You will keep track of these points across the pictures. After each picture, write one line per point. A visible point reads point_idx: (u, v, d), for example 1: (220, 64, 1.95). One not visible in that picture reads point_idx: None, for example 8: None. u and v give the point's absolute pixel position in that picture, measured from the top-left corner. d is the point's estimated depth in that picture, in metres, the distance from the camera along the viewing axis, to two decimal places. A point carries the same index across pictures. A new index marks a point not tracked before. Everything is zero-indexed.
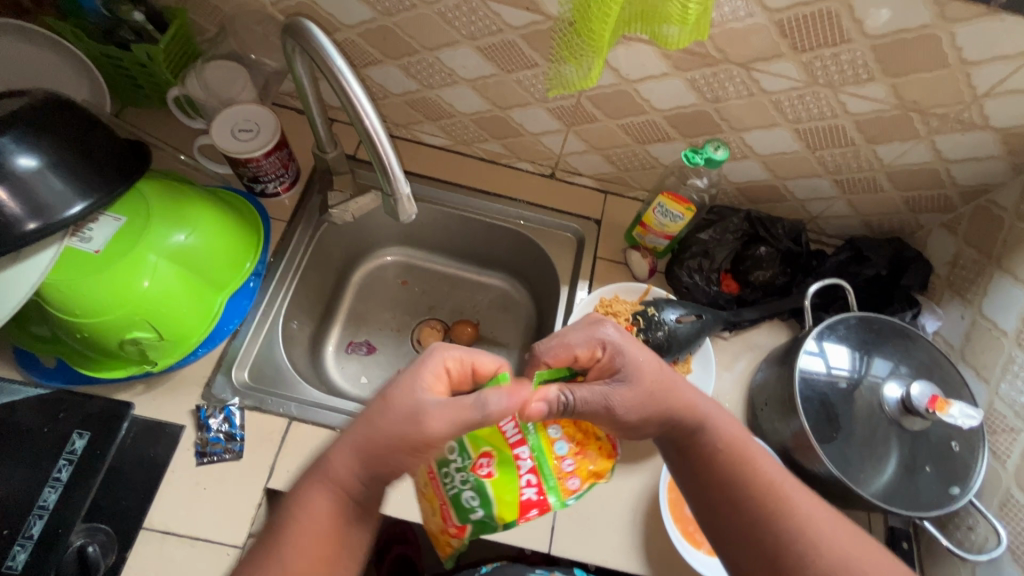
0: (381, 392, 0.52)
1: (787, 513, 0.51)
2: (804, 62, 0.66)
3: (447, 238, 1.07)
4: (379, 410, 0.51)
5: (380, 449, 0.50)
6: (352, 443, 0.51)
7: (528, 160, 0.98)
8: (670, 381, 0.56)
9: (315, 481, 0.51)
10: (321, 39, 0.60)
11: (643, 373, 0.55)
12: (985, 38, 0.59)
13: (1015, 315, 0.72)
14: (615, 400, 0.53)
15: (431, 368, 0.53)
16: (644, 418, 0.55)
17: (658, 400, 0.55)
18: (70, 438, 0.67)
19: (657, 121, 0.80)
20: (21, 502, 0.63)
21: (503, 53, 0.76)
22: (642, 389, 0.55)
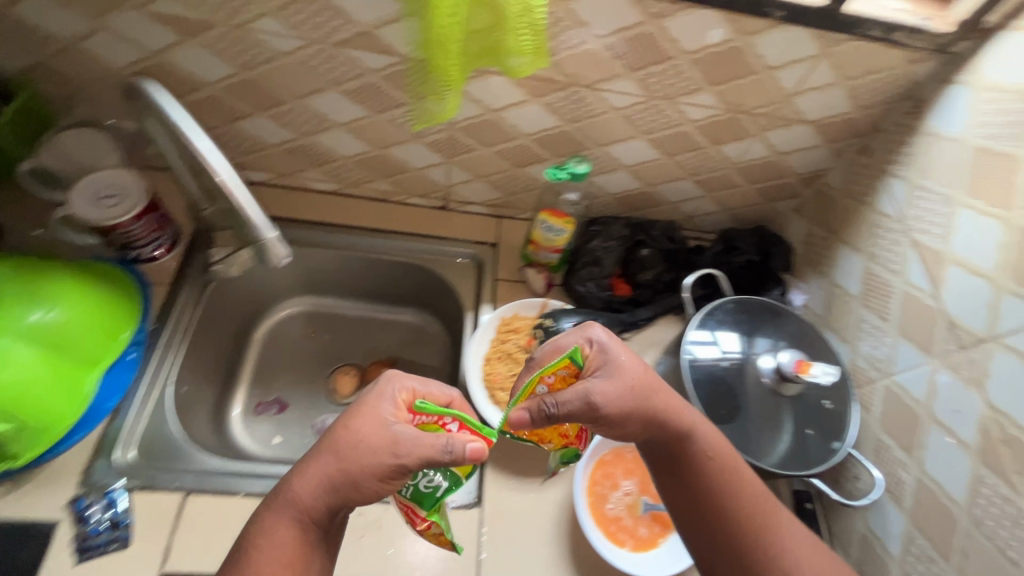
0: (347, 423, 0.53)
1: (770, 527, 0.57)
2: (640, 78, 0.73)
3: (351, 281, 1.06)
4: (352, 444, 0.52)
5: (358, 484, 0.51)
6: (323, 479, 0.52)
7: (419, 195, 1.00)
8: (654, 382, 0.58)
9: (265, 527, 0.52)
10: (161, 99, 0.58)
11: (627, 394, 0.56)
12: (781, 46, 0.68)
13: (856, 280, 0.82)
14: (595, 393, 0.55)
15: (390, 398, 0.55)
16: (625, 413, 0.56)
17: (637, 398, 0.57)
18: None
19: (527, 144, 0.85)
20: None
21: (369, 95, 0.78)
22: (620, 396, 0.56)
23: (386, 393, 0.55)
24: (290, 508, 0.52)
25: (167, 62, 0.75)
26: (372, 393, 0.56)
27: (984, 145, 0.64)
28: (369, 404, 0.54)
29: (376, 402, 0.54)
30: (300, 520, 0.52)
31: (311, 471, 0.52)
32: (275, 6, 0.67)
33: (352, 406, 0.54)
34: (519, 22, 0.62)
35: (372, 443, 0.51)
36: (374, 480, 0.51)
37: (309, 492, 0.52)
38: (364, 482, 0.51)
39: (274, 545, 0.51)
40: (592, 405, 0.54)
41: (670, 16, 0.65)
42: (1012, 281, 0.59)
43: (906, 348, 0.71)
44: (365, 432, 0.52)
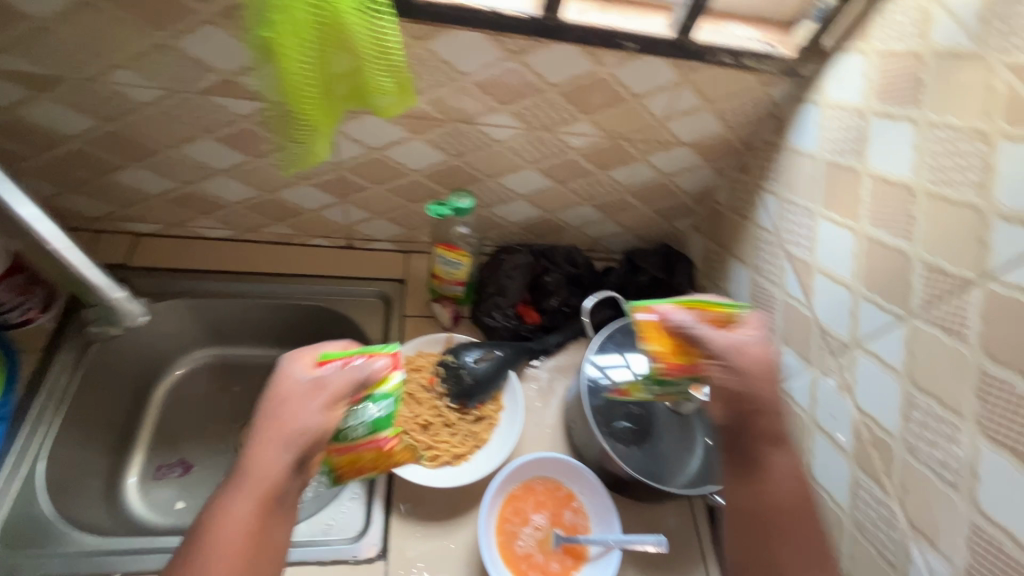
0: (270, 396, 0.57)
1: (806, 547, 0.54)
2: (515, 112, 0.74)
3: (258, 329, 1.01)
4: (278, 409, 0.56)
5: (304, 433, 0.55)
6: (275, 441, 0.54)
7: (321, 236, 0.98)
8: (772, 366, 0.57)
9: (229, 506, 0.52)
10: None
11: (760, 375, 0.56)
12: (642, 75, 0.70)
13: (745, 292, 0.84)
14: (726, 357, 0.57)
15: (295, 362, 0.60)
16: (738, 394, 0.56)
17: (761, 377, 0.56)
18: None
19: (419, 180, 0.85)
20: None
21: (245, 140, 0.76)
22: (762, 367, 0.57)
23: (286, 364, 0.60)
24: (251, 480, 0.53)
25: (21, 117, 0.72)
26: (278, 366, 0.60)
27: (833, 160, 0.67)
28: (281, 374, 0.59)
29: (286, 373, 0.59)
30: (259, 492, 0.52)
31: (263, 441, 0.54)
32: (128, 58, 0.65)
33: (270, 386, 0.58)
34: (376, 63, 0.61)
35: (294, 402, 0.56)
36: (320, 424, 0.56)
37: (263, 463, 0.53)
38: (306, 431, 0.55)
39: (230, 524, 0.51)
40: (729, 362, 0.56)
41: (529, 53, 0.66)
42: (865, 287, 0.61)
43: (789, 357, 0.73)
44: (292, 395, 0.57)
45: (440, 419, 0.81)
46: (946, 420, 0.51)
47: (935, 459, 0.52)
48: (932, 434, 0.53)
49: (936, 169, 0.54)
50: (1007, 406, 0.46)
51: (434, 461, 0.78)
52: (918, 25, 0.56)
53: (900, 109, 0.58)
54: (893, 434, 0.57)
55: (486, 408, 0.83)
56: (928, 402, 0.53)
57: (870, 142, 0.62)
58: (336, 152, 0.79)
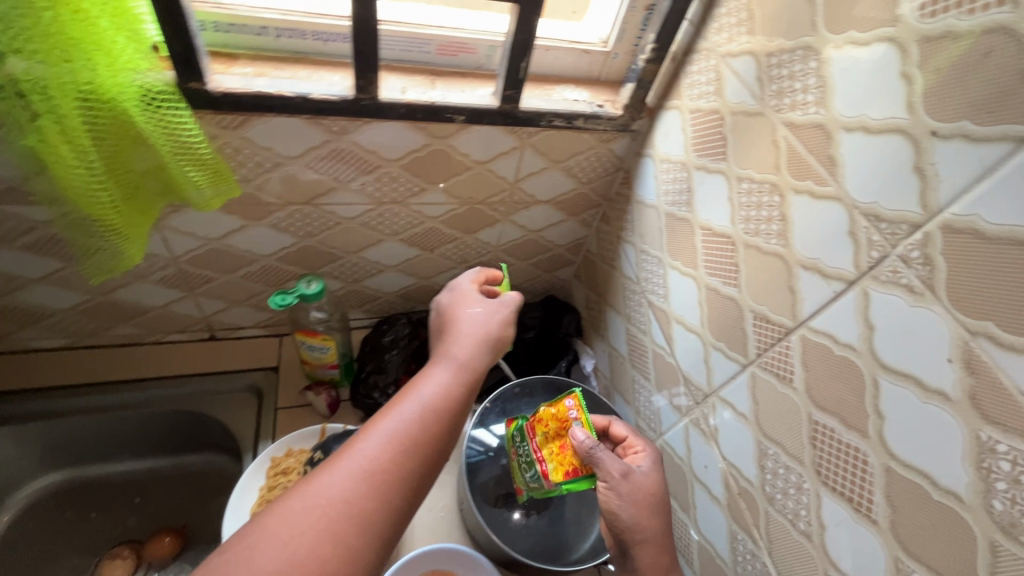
0: (451, 308, 0.60)
1: None
2: (358, 189, 0.72)
3: (111, 441, 0.89)
4: (465, 315, 0.58)
5: (496, 333, 0.57)
6: (471, 338, 0.54)
7: (178, 331, 0.89)
8: (659, 491, 0.61)
9: (427, 378, 0.49)
10: None
11: (644, 502, 0.59)
12: (481, 143, 0.70)
13: (622, 340, 0.84)
14: (617, 471, 0.59)
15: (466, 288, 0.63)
16: (633, 519, 0.58)
17: (644, 503, 0.59)
18: None
19: (272, 264, 0.80)
20: None
21: (53, 245, 0.68)
22: (644, 496, 0.59)
23: (460, 282, 0.63)
24: (456, 362, 0.51)
25: None
26: (447, 289, 0.63)
27: (670, 211, 0.69)
28: (458, 293, 0.61)
29: (460, 292, 0.62)
30: (462, 370, 0.50)
31: (458, 337, 0.55)
32: None
33: (447, 304, 0.61)
34: (178, 159, 0.57)
35: (482, 311, 0.59)
36: (506, 334, 0.58)
37: (467, 348, 0.53)
38: (494, 333, 0.56)
39: (435, 397, 0.47)
40: (617, 490, 0.59)
41: (354, 132, 0.64)
42: (711, 335, 0.62)
43: (663, 406, 0.73)
44: (477, 307, 0.59)
45: None
46: (792, 468, 0.51)
47: (789, 508, 0.52)
48: (784, 483, 0.52)
49: (747, 221, 0.55)
50: (835, 452, 0.46)
51: None
52: (715, 85, 0.59)
53: (712, 163, 0.60)
54: (754, 483, 0.56)
55: None
56: (776, 450, 0.53)
57: (696, 194, 0.63)
58: (168, 246, 0.73)
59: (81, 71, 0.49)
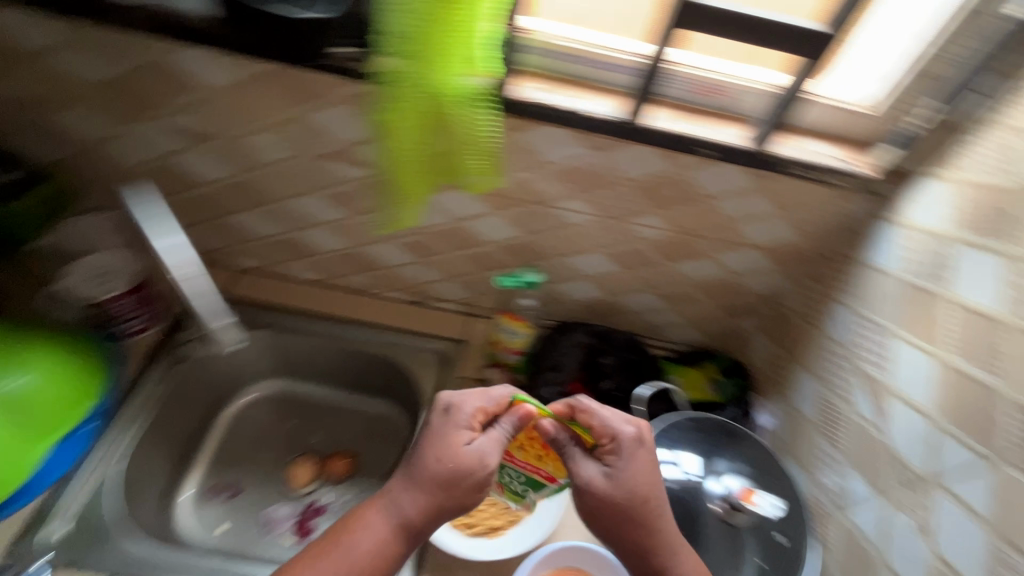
0: (429, 435, 0.65)
1: None
2: (591, 200, 0.80)
3: (321, 368, 1.07)
4: (445, 450, 0.63)
5: (447, 486, 0.61)
6: (422, 492, 0.62)
7: (394, 290, 1.04)
8: (641, 497, 0.62)
9: (365, 524, 0.62)
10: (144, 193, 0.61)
11: (619, 511, 0.62)
12: (718, 178, 0.74)
13: (809, 403, 0.81)
14: (584, 483, 0.63)
15: (466, 419, 0.65)
16: (609, 524, 0.63)
17: (622, 512, 0.62)
18: None
19: (493, 251, 0.91)
20: None
21: (346, 200, 0.86)
22: (616, 491, 0.62)
23: (461, 412, 0.65)
24: (395, 519, 0.62)
25: (174, 166, 0.86)
26: (440, 413, 0.66)
27: (910, 281, 0.66)
28: (448, 425, 0.64)
29: (461, 412, 0.65)
30: (399, 529, 0.62)
31: (415, 491, 0.62)
32: (269, 125, 0.77)
33: (430, 432, 0.65)
34: (473, 151, 0.70)
35: (457, 456, 0.62)
36: (478, 484, 0.62)
37: (416, 504, 0.62)
38: (454, 491, 0.62)
39: (360, 548, 0.61)
40: (586, 498, 0.63)
41: (610, 149, 0.72)
42: (945, 421, 0.58)
43: (856, 483, 0.69)
44: (471, 442, 0.64)
45: None
46: None
47: None
48: None
49: None
50: None
51: (469, 528, 0.78)
52: (1005, 162, 0.56)
53: (986, 241, 0.57)
54: None
55: None
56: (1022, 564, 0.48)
57: (954, 270, 0.60)
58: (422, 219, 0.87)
59: (434, 73, 0.63)
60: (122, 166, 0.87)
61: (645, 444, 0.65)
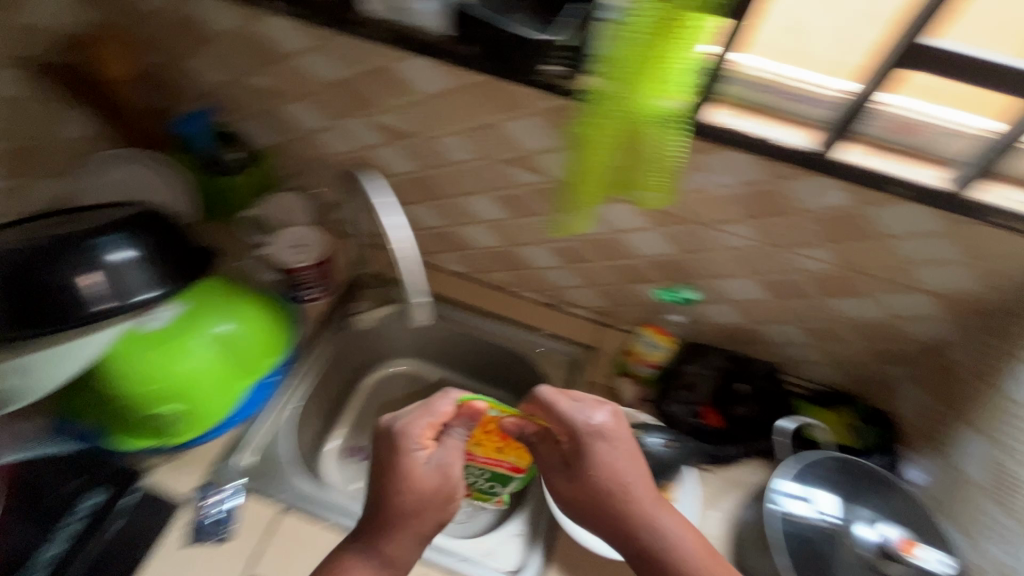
0: (377, 459, 0.71)
1: None
2: (758, 226, 0.81)
3: (450, 355, 1.15)
4: (408, 476, 0.68)
5: (420, 506, 0.68)
6: (402, 524, 0.67)
7: (532, 290, 1.10)
8: (616, 491, 0.67)
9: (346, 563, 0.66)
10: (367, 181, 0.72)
11: (594, 507, 0.68)
12: (903, 217, 0.73)
13: (975, 464, 0.77)
14: (561, 484, 0.72)
15: (413, 437, 0.70)
16: (592, 521, 0.68)
17: (599, 507, 0.68)
18: (86, 495, 0.78)
19: (642, 265, 0.94)
20: (24, 553, 0.72)
21: (513, 203, 0.93)
22: (579, 489, 0.69)
23: (410, 432, 0.70)
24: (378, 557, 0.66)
25: (367, 157, 0.97)
26: (384, 434, 0.72)
27: None
28: (398, 446, 0.70)
29: (409, 430, 0.71)
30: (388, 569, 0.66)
31: (395, 523, 0.67)
32: (463, 129, 0.85)
33: (387, 459, 0.70)
34: (657, 167, 0.74)
35: (425, 477, 0.69)
36: (450, 496, 0.69)
37: (398, 539, 0.67)
38: (431, 516, 0.68)
39: None
40: (566, 496, 0.71)
41: (792, 179, 0.74)
42: None
43: None
44: (425, 457, 0.70)
45: None
46: None
47: None
48: None
49: None
50: None
51: None
52: None
53: None
54: None
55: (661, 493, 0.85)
56: None
57: None
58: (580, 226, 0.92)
59: (635, 96, 0.67)
60: (322, 153, 1.00)
61: (606, 435, 0.70)
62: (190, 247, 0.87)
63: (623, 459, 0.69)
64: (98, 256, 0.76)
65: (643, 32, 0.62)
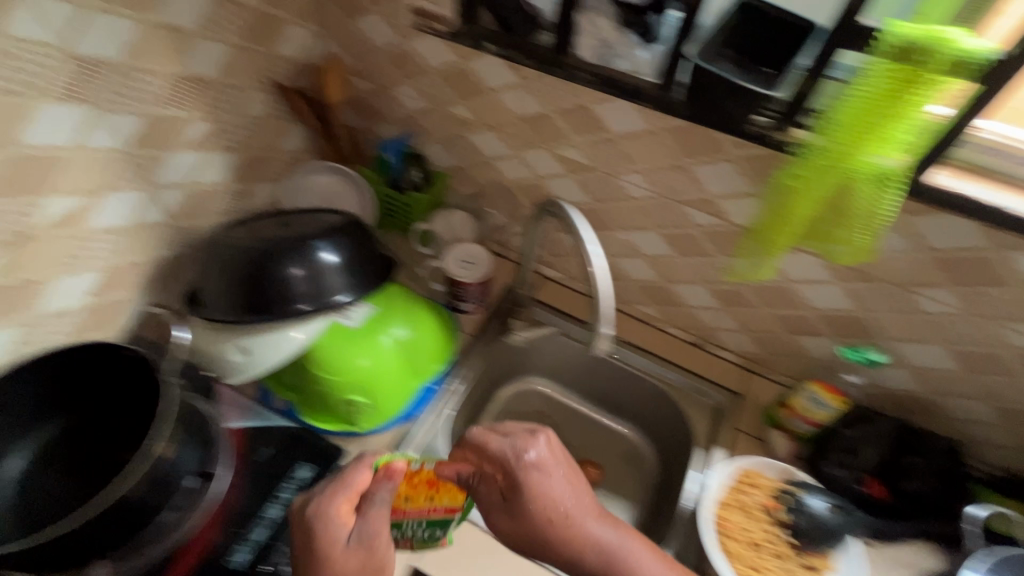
0: (298, 541, 0.63)
1: None
2: (962, 293, 0.77)
3: (584, 384, 1.15)
4: (327, 559, 0.60)
5: None
6: None
7: (679, 327, 1.10)
8: (564, 518, 0.67)
9: None
10: (575, 217, 0.77)
11: (549, 538, 0.66)
12: None
13: None
14: (502, 518, 0.69)
15: (332, 516, 0.62)
16: (545, 553, 0.67)
17: (545, 536, 0.67)
18: (298, 468, 0.86)
19: (811, 317, 0.92)
20: (246, 511, 0.80)
21: (683, 242, 0.95)
22: (521, 525, 0.67)
23: (328, 513, 0.62)
24: None
25: (541, 185, 1.03)
26: (308, 516, 0.63)
27: None
28: (312, 527, 0.62)
29: (325, 511, 0.62)
30: None
31: None
32: (648, 169, 0.89)
33: (309, 543, 0.62)
34: (864, 224, 0.72)
35: (349, 560, 0.60)
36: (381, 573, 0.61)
37: None
38: None
39: None
40: (512, 528, 0.68)
41: (1016, 250, 0.70)
42: None
43: None
44: (347, 534, 0.62)
45: (771, 544, 0.83)
46: None
47: None
48: None
49: None
50: None
51: None
52: None
53: None
54: None
55: (822, 560, 0.82)
56: None
57: None
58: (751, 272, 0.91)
59: (864, 153, 0.66)
60: (497, 177, 1.07)
61: (541, 466, 0.69)
62: (380, 256, 0.96)
63: (560, 485, 0.68)
64: (312, 261, 0.87)
65: (880, 88, 0.61)
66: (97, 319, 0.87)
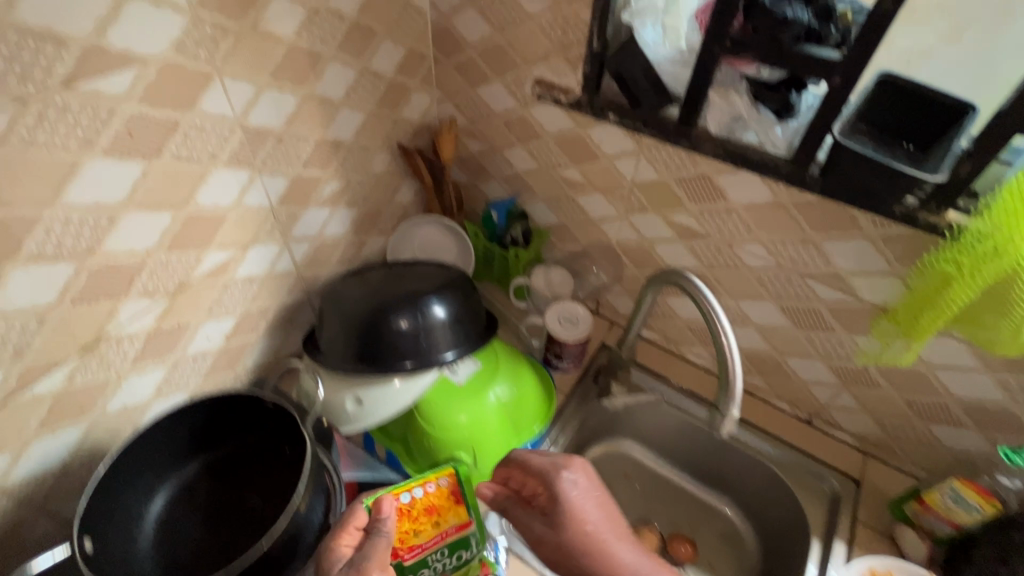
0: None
1: None
2: None
3: (679, 453, 1.10)
4: None
5: None
6: None
7: (787, 400, 1.04)
8: (599, 539, 0.64)
9: None
10: (706, 293, 0.74)
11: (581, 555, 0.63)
12: None
13: None
14: (539, 533, 0.66)
15: (336, 554, 0.62)
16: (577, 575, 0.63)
17: (578, 555, 0.63)
18: None
19: (951, 406, 0.85)
20: None
21: (803, 315, 0.91)
22: (557, 539, 0.65)
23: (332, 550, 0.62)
24: None
25: (648, 248, 1.02)
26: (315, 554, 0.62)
27: None
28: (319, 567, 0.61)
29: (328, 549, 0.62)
30: None
31: None
32: (770, 240, 0.86)
33: None
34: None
35: None
36: None
37: None
38: None
39: None
40: (547, 544, 0.65)
41: None
42: None
43: None
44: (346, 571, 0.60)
45: None
46: None
47: None
48: None
49: None
50: None
51: None
52: None
53: None
54: None
55: None
56: None
57: None
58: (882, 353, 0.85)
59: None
60: (601, 238, 1.07)
61: (578, 485, 0.68)
62: (485, 316, 0.98)
63: (594, 509, 0.67)
64: (425, 319, 0.89)
65: None
66: (227, 360, 0.92)
